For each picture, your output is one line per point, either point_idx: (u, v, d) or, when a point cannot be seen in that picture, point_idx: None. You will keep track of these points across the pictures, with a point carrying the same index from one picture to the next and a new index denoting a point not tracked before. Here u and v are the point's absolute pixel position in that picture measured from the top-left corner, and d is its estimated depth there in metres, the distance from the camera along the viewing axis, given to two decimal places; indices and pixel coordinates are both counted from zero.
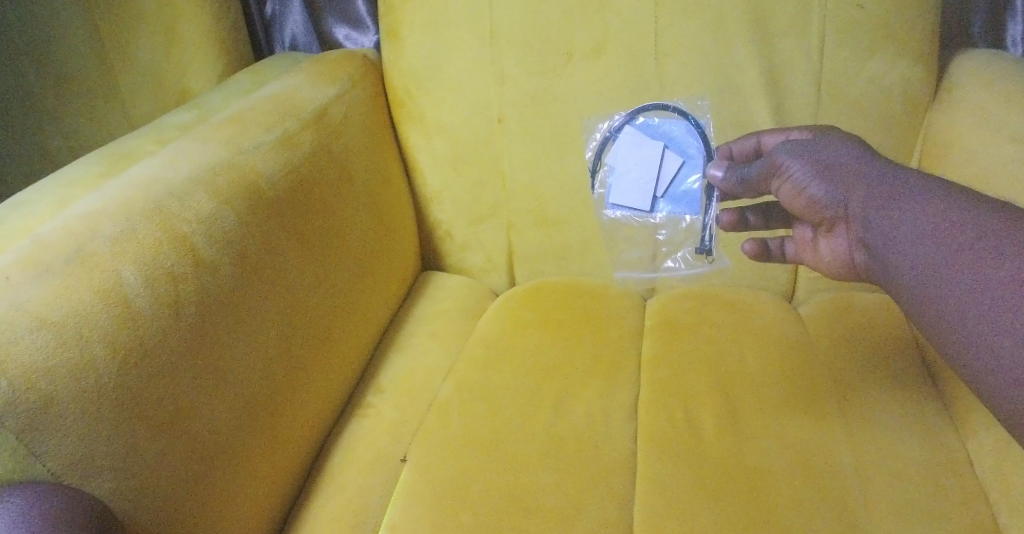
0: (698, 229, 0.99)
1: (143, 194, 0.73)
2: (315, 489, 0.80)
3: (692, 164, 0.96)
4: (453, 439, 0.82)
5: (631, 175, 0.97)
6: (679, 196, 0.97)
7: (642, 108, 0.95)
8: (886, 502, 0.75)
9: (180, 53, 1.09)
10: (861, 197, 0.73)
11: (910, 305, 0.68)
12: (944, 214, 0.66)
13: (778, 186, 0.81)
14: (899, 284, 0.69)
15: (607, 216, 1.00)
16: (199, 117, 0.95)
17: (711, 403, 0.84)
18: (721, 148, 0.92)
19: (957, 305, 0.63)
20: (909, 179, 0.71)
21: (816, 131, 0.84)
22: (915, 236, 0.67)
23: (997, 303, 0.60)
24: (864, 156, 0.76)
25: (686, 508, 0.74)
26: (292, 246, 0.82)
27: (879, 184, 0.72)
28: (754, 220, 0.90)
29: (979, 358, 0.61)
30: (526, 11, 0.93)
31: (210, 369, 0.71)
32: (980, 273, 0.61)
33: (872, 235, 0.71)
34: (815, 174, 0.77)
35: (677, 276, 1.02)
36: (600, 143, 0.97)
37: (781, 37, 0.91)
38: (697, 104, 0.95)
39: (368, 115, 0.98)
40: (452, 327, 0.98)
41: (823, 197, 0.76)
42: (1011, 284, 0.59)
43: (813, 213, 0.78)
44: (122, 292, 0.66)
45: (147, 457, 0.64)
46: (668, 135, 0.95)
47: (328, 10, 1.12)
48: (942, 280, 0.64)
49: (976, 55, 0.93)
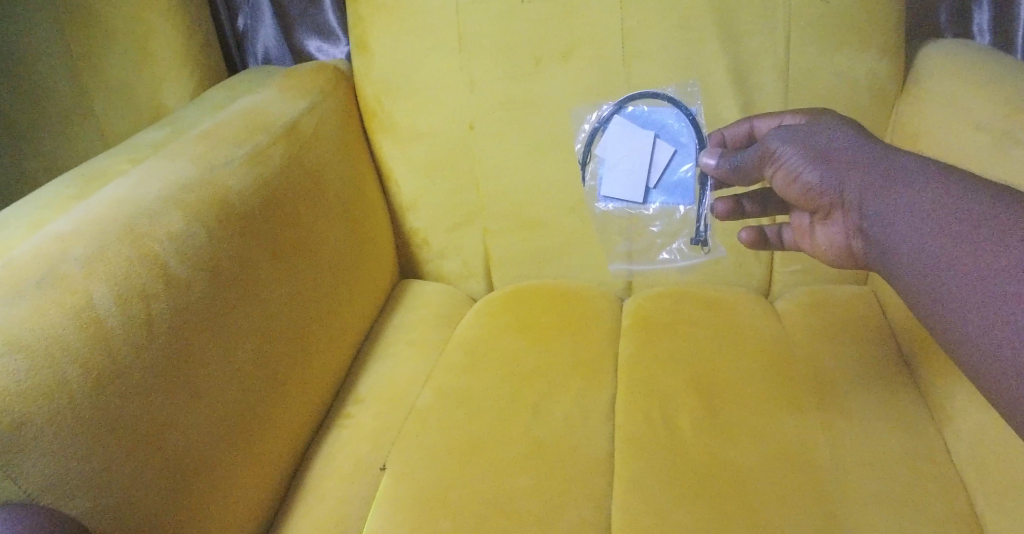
0: (693, 219, 0.98)
1: (113, 214, 0.74)
2: (295, 500, 0.81)
3: (684, 153, 0.95)
4: (430, 446, 0.82)
5: (622, 166, 0.97)
6: (672, 186, 0.97)
7: (630, 97, 0.95)
8: (863, 493, 0.75)
9: (152, 71, 1.10)
10: (858, 183, 0.71)
11: (908, 294, 0.67)
12: (945, 202, 0.64)
13: (772, 173, 0.79)
14: (898, 273, 0.67)
15: (599, 208, 1.00)
16: (173, 134, 0.96)
17: (687, 401, 0.85)
18: (714, 134, 0.91)
19: (954, 294, 0.62)
20: (907, 163, 0.69)
21: (809, 115, 0.82)
22: (913, 224, 0.66)
23: (1002, 296, 0.59)
24: (858, 140, 0.74)
25: (664, 506, 0.75)
26: (263, 258, 0.82)
27: (875, 170, 0.70)
28: (750, 208, 0.90)
29: (980, 350, 0.60)
30: (493, 17, 0.94)
31: (186, 384, 0.71)
32: (983, 264, 0.60)
33: (870, 223, 0.70)
34: (811, 161, 0.75)
35: (672, 267, 1.02)
36: (590, 134, 0.97)
37: (746, 35, 0.92)
38: (687, 90, 0.94)
39: (340, 126, 0.98)
40: (430, 334, 0.99)
41: (818, 184, 0.74)
42: (1017, 276, 0.58)
43: (810, 199, 0.76)
44: (93, 312, 0.66)
45: (124, 475, 0.65)
46: (658, 123, 0.95)
47: (299, 23, 1.13)
48: (945, 272, 0.63)
49: (941, 45, 0.93)
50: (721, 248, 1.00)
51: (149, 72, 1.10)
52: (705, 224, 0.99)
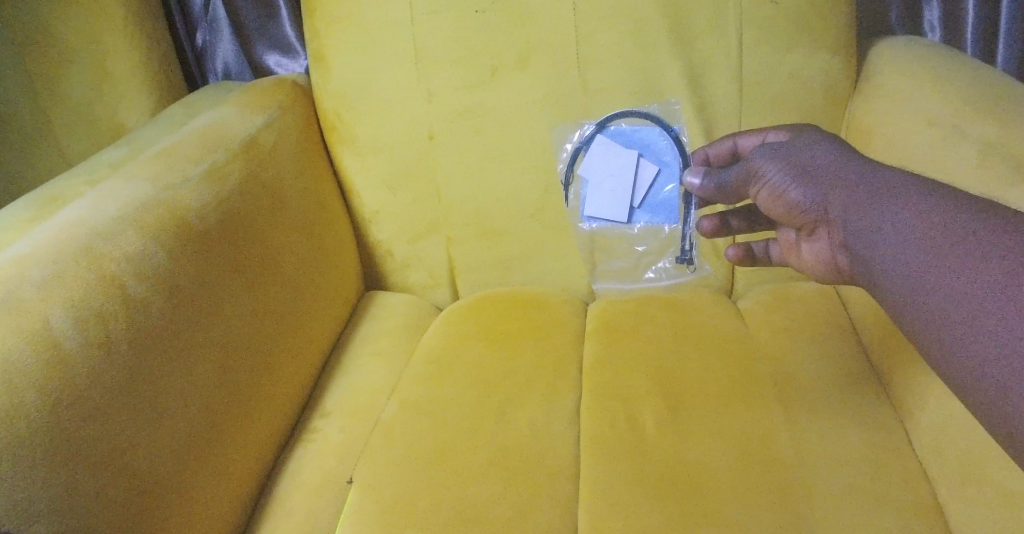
0: (678, 238, 1.00)
1: (70, 237, 0.73)
2: (261, 518, 0.80)
3: (668, 172, 0.97)
4: (397, 457, 0.82)
5: (606, 186, 0.98)
6: (657, 205, 0.98)
7: (613, 117, 0.96)
8: (826, 487, 0.76)
9: (111, 90, 1.10)
10: (839, 198, 0.72)
11: (888, 304, 0.67)
12: (922, 214, 0.65)
13: (757, 191, 0.80)
14: (876, 284, 0.68)
15: (584, 228, 1.01)
16: (130, 153, 0.97)
17: (651, 402, 0.85)
18: (698, 152, 0.91)
19: (938, 311, 0.61)
20: (885, 177, 0.70)
21: (791, 131, 0.84)
22: (895, 238, 0.65)
23: (976, 305, 0.59)
24: (841, 155, 0.75)
25: (629, 507, 0.75)
26: (224, 278, 0.82)
27: (854, 184, 0.71)
28: (736, 224, 0.90)
29: (954, 356, 0.60)
30: (448, 27, 0.94)
31: (146, 406, 0.71)
32: (961, 275, 0.60)
33: (849, 235, 0.70)
34: (793, 177, 0.76)
35: (659, 286, 1.03)
36: (572, 154, 0.98)
37: (699, 39, 0.93)
38: (670, 109, 0.95)
39: (300, 140, 0.99)
40: (397, 345, 0.99)
41: (802, 200, 0.75)
42: (994, 287, 0.58)
43: (794, 216, 0.77)
44: (50, 335, 0.66)
45: (86, 499, 0.64)
46: (641, 142, 0.96)
47: (257, 38, 1.14)
48: (920, 281, 0.63)
49: (892, 43, 0.95)
50: (683, 249, 1.01)
51: (108, 92, 1.10)
52: (673, 227, 0.99)
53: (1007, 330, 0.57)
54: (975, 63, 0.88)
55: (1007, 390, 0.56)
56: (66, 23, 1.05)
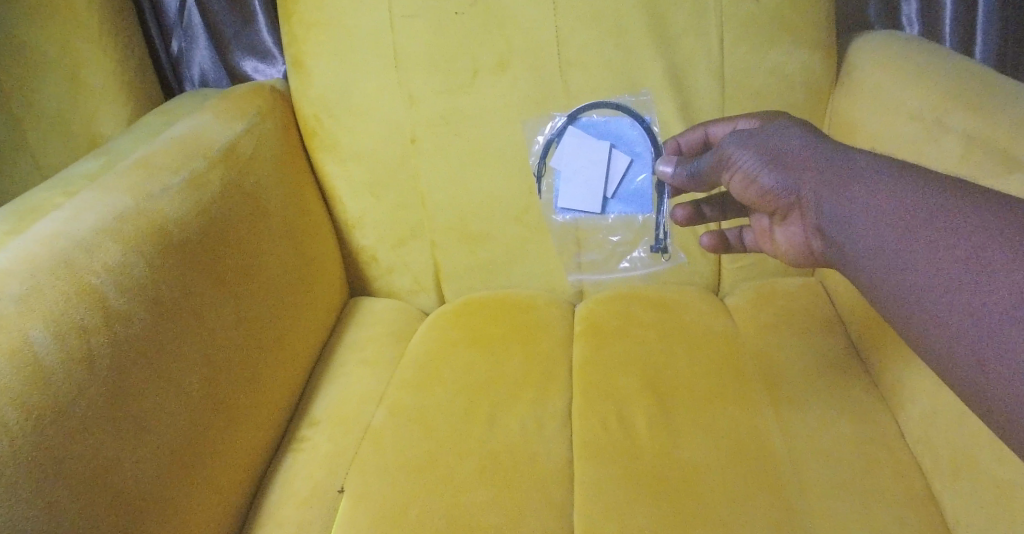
0: (652, 227, 1.00)
1: (47, 250, 0.72)
2: (252, 530, 0.79)
3: (640, 162, 0.97)
4: (387, 465, 0.81)
5: (579, 177, 0.98)
6: (630, 195, 0.98)
7: (584, 108, 0.96)
8: (820, 481, 0.76)
9: (85, 100, 1.08)
10: (812, 182, 0.72)
11: (865, 287, 0.67)
12: (894, 196, 0.65)
13: (729, 177, 0.80)
14: (853, 267, 0.68)
15: (557, 220, 1.00)
16: (107, 164, 0.95)
17: (642, 402, 0.85)
18: (669, 142, 0.92)
19: (912, 287, 0.62)
20: (857, 161, 0.70)
21: (762, 118, 0.84)
22: (867, 219, 0.66)
23: (950, 281, 0.59)
24: (811, 140, 0.75)
25: (624, 508, 0.75)
26: (204, 284, 0.80)
27: (827, 168, 0.71)
28: (710, 213, 0.91)
29: (933, 334, 0.60)
30: (427, 30, 0.94)
31: (131, 418, 0.69)
32: (933, 252, 0.60)
33: (824, 220, 0.70)
34: (765, 164, 0.76)
35: (634, 275, 1.03)
36: (544, 147, 0.97)
37: (679, 38, 0.93)
38: (641, 100, 0.95)
39: (280, 146, 0.98)
40: (383, 352, 0.98)
41: (774, 186, 0.75)
42: (966, 262, 0.58)
43: (768, 201, 0.77)
44: (30, 352, 0.64)
45: (70, 516, 0.63)
46: (614, 133, 0.96)
47: (234, 44, 1.12)
48: (895, 262, 0.63)
49: (871, 37, 0.95)
50: (669, 246, 1.01)
51: (82, 102, 1.08)
52: (657, 223, 0.99)
53: (978, 302, 0.57)
54: (954, 54, 0.88)
55: (982, 360, 0.56)
56: (37, 33, 1.03)
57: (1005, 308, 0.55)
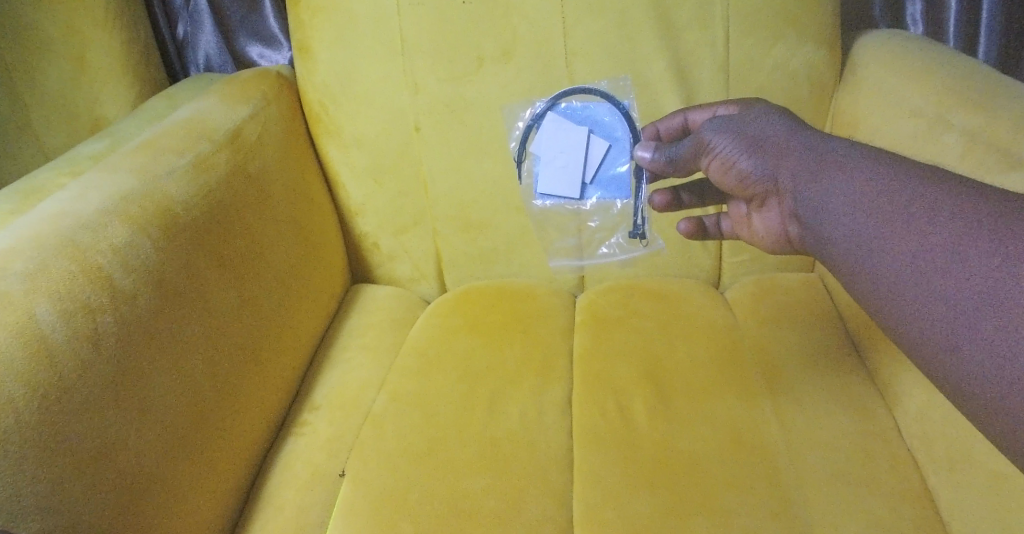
0: (630, 213, 1.00)
1: (52, 228, 0.72)
2: (252, 512, 0.79)
3: (619, 148, 0.97)
4: (388, 448, 0.82)
5: (557, 162, 0.98)
6: (608, 181, 0.98)
7: (564, 94, 0.96)
8: (817, 472, 0.77)
9: (91, 82, 1.08)
10: (791, 170, 0.73)
11: (840, 273, 0.68)
12: (873, 182, 0.66)
13: (708, 162, 0.82)
14: (830, 253, 0.68)
15: (538, 205, 1.01)
16: (111, 145, 0.96)
17: (642, 391, 0.86)
18: (647, 128, 0.93)
19: (889, 273, 0.62)
20: (838, 148, 0.71)
21: (741, 104, 0.84)
22: (847, 205, 0.66)
23: (927, 268, 0.59)
24: (792, 127, 0.76)
25: (622, 495, 0.75)
26: (207, 264, 0.80)
27: (807, 156, 0.72)
28: (688, 199, 0.92)
29: (909, 321, 0.60)
30: (436, 19, 0.94)
31: (134, 398, 0.69)
32: (912, 239, 0.61)
33: (803, 206, 0.71)
34: (743, 149, 0.78)
35: (613, 261, 1.04)
36: (524, 132, 0.98)
37: (685, 32, 0.93)
38: (619, 85, 0.96)
39: (286, 130, 0.98)
40: (384, 338, 0.99)
41: (751, 171, 0.77)
42: (943, 249, 0.59)
43: (744, 187, 0.79)
44: (38, 328, 0.65)
45: (73, 494, 0.63)
46: (591, 118, 0.97)
47: (240, 29, 1.13)
48: (874, 249, 0.63)
49: (876, 35, 0.96)
50: (669, 239, 1.02)
51: (88, 84, 1.08)
52: (651, 215, 1.00)
53: (954, 288, 0.57)
54: (957, 54, 0.89)
55: (956, 345, 0.57)
56: (45, 15, 1.03)
57: (982, 296, 0.55)
